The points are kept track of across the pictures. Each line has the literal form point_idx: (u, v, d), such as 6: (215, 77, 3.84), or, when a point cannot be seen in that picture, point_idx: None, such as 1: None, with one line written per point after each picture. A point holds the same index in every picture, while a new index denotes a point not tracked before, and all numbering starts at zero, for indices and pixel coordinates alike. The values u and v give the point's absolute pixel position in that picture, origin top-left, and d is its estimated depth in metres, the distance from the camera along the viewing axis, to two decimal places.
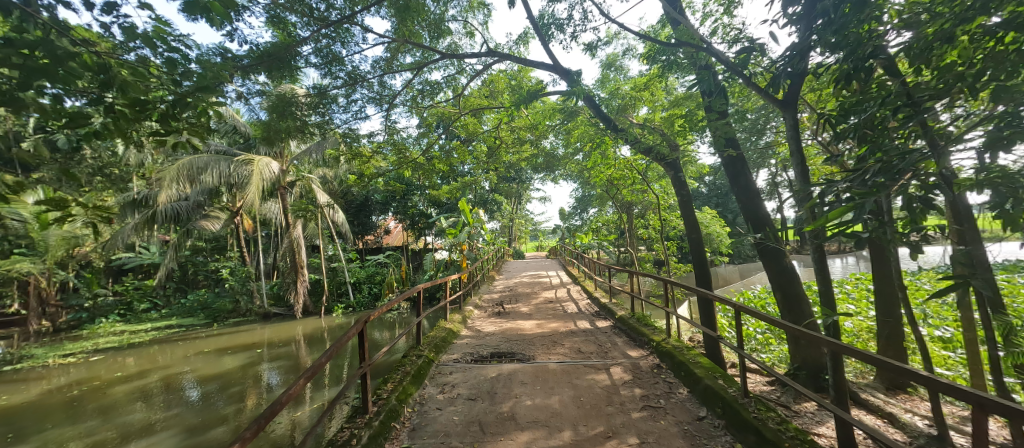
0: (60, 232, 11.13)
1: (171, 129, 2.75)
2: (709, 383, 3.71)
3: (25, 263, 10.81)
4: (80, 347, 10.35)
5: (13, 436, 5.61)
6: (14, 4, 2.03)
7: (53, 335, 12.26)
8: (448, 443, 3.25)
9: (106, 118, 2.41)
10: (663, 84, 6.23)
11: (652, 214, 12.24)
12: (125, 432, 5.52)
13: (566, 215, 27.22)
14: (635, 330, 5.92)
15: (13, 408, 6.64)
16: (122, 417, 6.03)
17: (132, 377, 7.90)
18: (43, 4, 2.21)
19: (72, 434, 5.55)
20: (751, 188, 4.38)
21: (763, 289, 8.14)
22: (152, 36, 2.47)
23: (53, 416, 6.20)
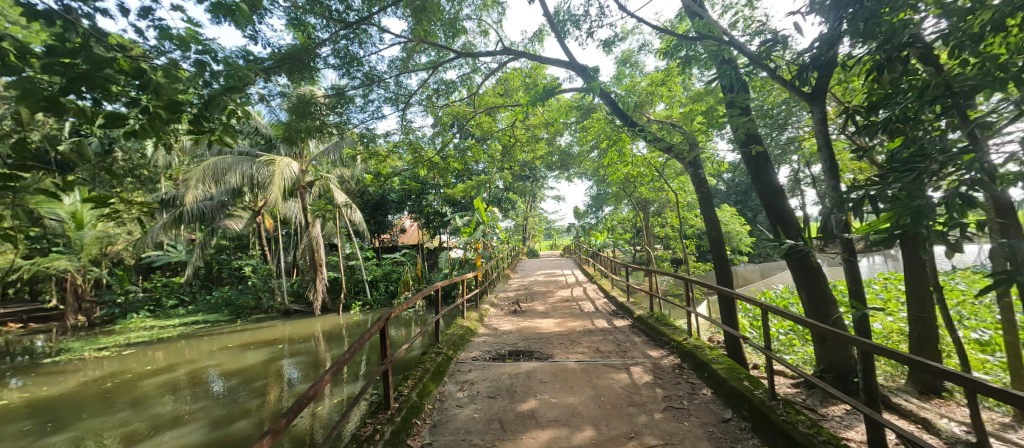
0: (93, 231, 11.59)
1: (202, 130, 2.85)
2: (734, 384, 3.64)
3: (61, 261, 11.29)
4: (113, 342, 10.76)
5: (52, 426, 5.86)
6: (56, 13, 2.11)
7: (88, 329, 12.79)
8: (469, 440, 3.27)
9: (141, 120, 2.50)
10: (681, 80, 6.12)
11: (670, 211, 12.05)
12: (155, 424, 5.70)
13: (581, 214, 27.06)
14: (654, 329, 5.85)
15: (51, 399, 6.93)
16: (152, 409, 6.23)
17: (161, 371, 8.17)
18: (82, 13, 2.26)
19: (105, 425, 5.76)
20: (774, 185, 4.26)
21: (785, 289, 7.95)
22: (182, 39, 2.55)
23: (89, 407, 6.46)
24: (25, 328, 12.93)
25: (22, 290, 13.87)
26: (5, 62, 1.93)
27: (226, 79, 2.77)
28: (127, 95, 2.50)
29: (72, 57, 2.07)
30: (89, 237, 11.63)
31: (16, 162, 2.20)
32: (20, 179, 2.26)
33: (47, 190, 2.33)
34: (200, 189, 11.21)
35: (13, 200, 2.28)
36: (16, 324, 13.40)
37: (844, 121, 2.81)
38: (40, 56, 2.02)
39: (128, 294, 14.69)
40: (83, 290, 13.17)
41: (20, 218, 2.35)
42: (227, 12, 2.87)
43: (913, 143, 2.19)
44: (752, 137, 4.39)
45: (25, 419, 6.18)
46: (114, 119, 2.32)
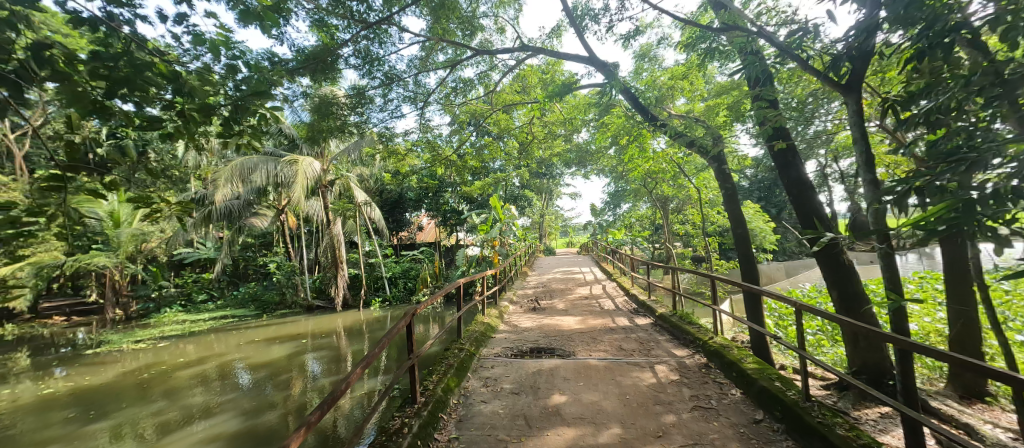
0: (129, 229, 12.12)
1: (234, 132, 2.95)
2: (764, 384, 3.56)
3: (100, 258, 11.79)
4: (149, 334, 11.24)
5: (95, 413, 6.17)
6: (101, 19, 2.20)
7: (126, 323, 13.38)
8: (496, 435, 3.30)
9: (175, 122, 2.60)
10: (703, 73, 5.98)
11: (691, 208, 11.79)
12: (187, 414, 5.92)
13: (597, 211, 26.84)
14: (677, 327, 5.76)
15: (92, 388, 7.28)
16: (185, 400, 6.48)
17: (192, 364, 8.48)
18: (124, 20, 2.34)
19: (141, 414, 6.01)
20: (803, 181, 4.13)
21: (813, 288, 7.73)
22: (214, 44, 2.62)
23: (129, 396, 6.77)
24: (69, 321, 13.63)
25: (66, 285, 14.63)
26: (54, 68, 2.03)
27: (255, 84, 2.84)
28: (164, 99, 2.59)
29: (114, 62, 2.17)
30: (125, 235, 12.15)
31: (66, 164, 2.32)
32: (68, 180, 2.37)
33: (92, 191, 2.43)
34: (228, 188, 11.56)
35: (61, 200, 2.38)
36: (61, 316, 14.17)
37: (880, 112, 2.70)
38: (84, 63, 2.13)
39: (162, 289, 15.41)
40: (120, 286, 13.79)
41: (70, 217, 2.47)
42: (253, 18, 2.94)
43: (957, 134, 2.09)
44: (779, 131, 4.28)
45: (68, 407, 6.49)
46: (151, 122, 2.41)
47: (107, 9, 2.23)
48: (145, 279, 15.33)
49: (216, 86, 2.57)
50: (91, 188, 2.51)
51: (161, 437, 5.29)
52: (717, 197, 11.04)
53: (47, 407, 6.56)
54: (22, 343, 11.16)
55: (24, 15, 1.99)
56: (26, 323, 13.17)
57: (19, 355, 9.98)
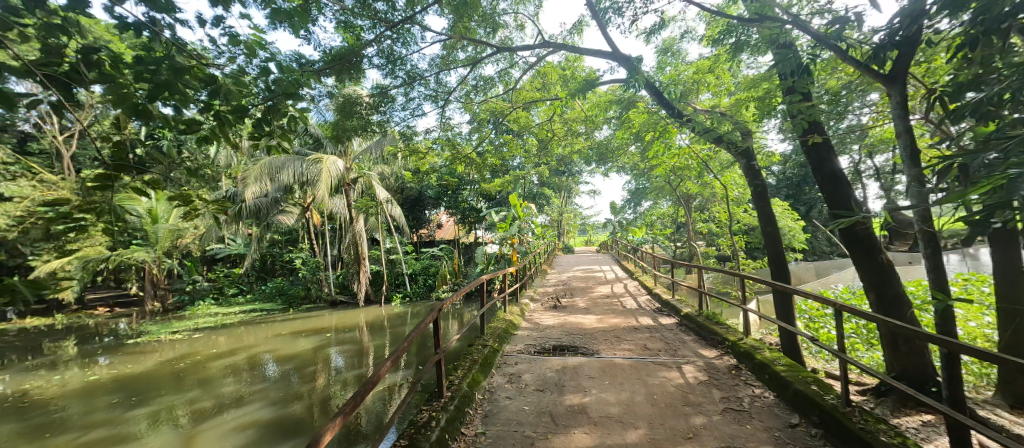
0: (166, 225, 12.67)
1: (268, 132, 3.03)
2: (800, 388, 3.47)
3: (139, 252, 12.36)
4: (185, 326, 11.74)
5: (137, 399, 6.49)
6: (145, 24, 2.30)
7: (163, 315, 14.02)
8: (522, 432, 3.32)
9: (212, 124, 2.69)
10: (730, 66, 5.80)
11: (717, 206, 11.47)
12: (220, 402, 6.16)
13: (617, 209, 26.55)
14: (704, 327, 5.64)
15: (133, 376, 7.64)
16: (219, 389, 6.74)
17: (225, 355, 8.80)
18: (166, 24, 2.43)
19: (178, 402, 6.28)
20: (839, 175, 3.97)
21: (845, 289, 7.45)
22: (249, 45, 2.71)
23: (167, 384, 7.10)
24: (112, 313, 14.37)
25: (110, 278, 15.43)
26: (102, 71, 2.13)
27: (288, 85, 2.92)
28: (203, 102, 2.69)
29: (152, 66, 2.26)
30: (163, 231, 12.68)
31: (116, 165, 2.42)
32: (115, 179, 2.46)
33: (137, 190, 2.52)
34: (257, 186, 11.91)
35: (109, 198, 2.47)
36: (105, 307, 14.98)
37: (926, 104, 2.58)
38: (130, 67, 2.23)
39: (196, 283, 16.16)
40: (158, 279, 14.45)
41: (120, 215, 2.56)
42: (286, 18, 3.02)
43: (1013, 125, 1.97)
44: (813, 125, 4.13)
45: (112, 393, 6.84)
46: (190, 123, 2.51)
47: (149, 14, 2.32)
48: (181, 273, 15.99)
49: (250, 87, 2.65)
50: (138, 188, 2.60)
51: (197, 424, 5.51)
52: (743, 194, 10.76)
53: (92, 392, 6.92)
54: (71, 332, 11.82)
55: (75, 22, 2.09)
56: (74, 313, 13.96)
57: (67, 343, 10.58)
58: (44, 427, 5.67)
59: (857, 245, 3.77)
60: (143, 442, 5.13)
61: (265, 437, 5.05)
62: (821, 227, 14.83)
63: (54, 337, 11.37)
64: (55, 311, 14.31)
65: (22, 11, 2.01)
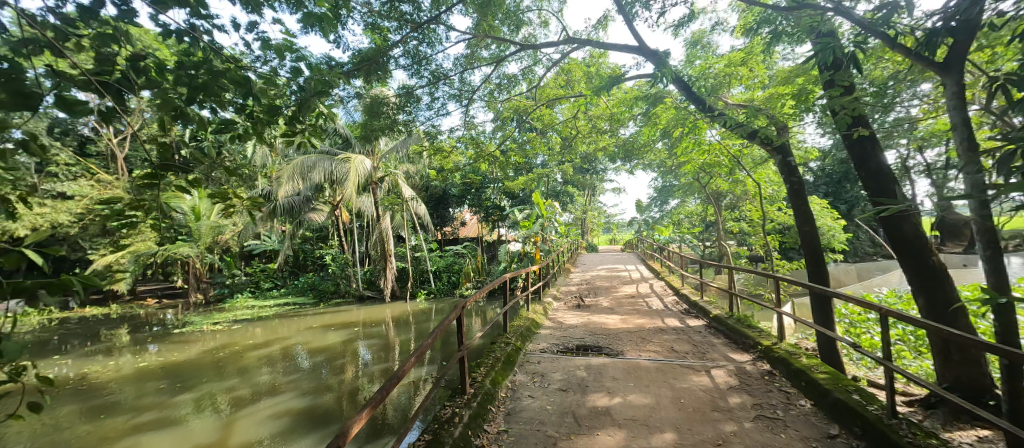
0: (209, 222, 13.11)
1: (296, 130, 3.06)
2: (840, 396, 3.29)
3: (185, 248, 12.95)
4: (224, 317, 12.22)
5: (181, 385, 6.78)
6: (185, 30, 2.38)
7: (205, 307, 14.68)
8: (545, 431, 3.26)
9: (246, 124, 2.76)
10: (766, 58, 5.52)
11: (749, 204, 11.05)
12: (256, 391, 6.34)
13: (643, 207, 26.08)
14: (735, 330, 5.44)
15: (177, 364, 7.98)
16: (255, 378, 6.95)
17: (261, 346, 9.08)
18: (204, 30, 2.50)
19: (219, 389, 6.52)
20: (884, 171, 3.74)
21: (889, 292, 7.04)
22: (279, 48, 2.74)
23: (209, 372, 7.39)
24: (159, 304, 15.15)
25: (156, 271, 16.27)
26: (149, 77, 2.21)
27: (316, 86, 2.93)
28: (237, 104, 2.76)
29: (193, 71, 2.34)
30: (206, 228, 13.16)
31: (159, 163, 2.46)
32: (161, 179, 2.51)
33: (180, 189, 2.57)
34: (289, 186, 12.25)
35: (156, 198, 2.51)
36: (153, 299, 15.80)
37: (987, 94, 2.38)
38: (173, 73, 2.31)
39: (235, 277, 16.86)
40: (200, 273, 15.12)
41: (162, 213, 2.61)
42: (317, 21, 3.03)
43: None
44: (858, 119, 3.90)
45: (160, 379, 7.17)
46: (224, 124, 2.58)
47: (190, 20, 2.38)
48: (220, 268, 16.68)
49: (281, 88, 2.68)
50: (181, 186, 2.64)
51: (236, 410, 5.71)
52: (778, 192, 10.33)
53: (143, 377, 7.27)
54: (124, 321, 12.50)
55: (124, 30, 2.17)
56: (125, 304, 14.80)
57: (121, 331, 11.18)
58: (100, 409, 5.99)
59: (901, 243, 3.54)
60: (187, 426, 5.35)
61: (299, 426, 5.17)
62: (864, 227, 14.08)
63: (109, 325, 12.05)
64: (109, 302, 15.21)
65: (77, 22, 2.09)
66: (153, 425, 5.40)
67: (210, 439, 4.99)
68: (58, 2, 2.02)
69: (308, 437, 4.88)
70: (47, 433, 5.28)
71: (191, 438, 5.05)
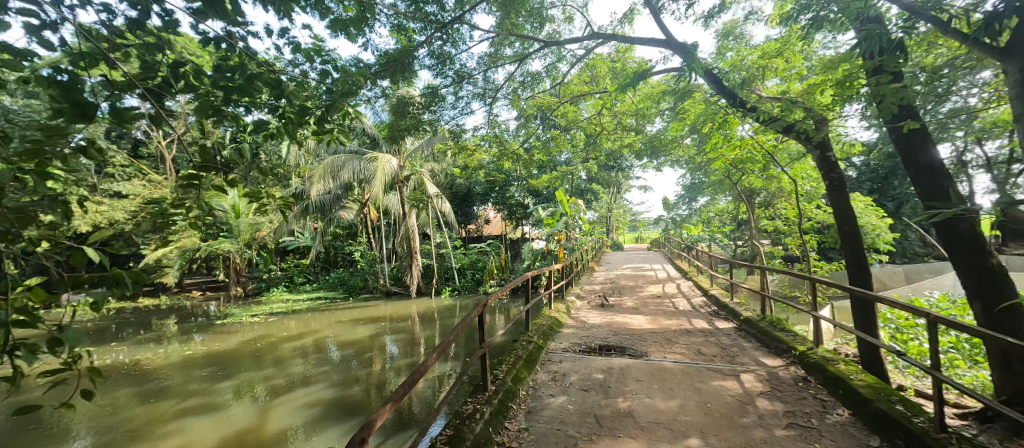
0: (247, 219, 13.56)
1: (321, 129, 3.06)
2: (882, 407, 3.07)
3: (225, 243, 13.51)
4: (261, 309, 12.66)
5: (223, 373, 7.03)
6: (221, 35, 2.43)
7: (244, 300, 15.30)
8: (565, 431, 3.18)
9: (278, 124, 2.80)
10: (805, 48, 5.19)
11: (784, 202, 10.58)
12: (291, 380, 6.49)
13: (671, 205, 25.50)
14: (767, 333, 5.21)
15: (218, 353, 8.26)
16: (290, 368, 7.13)
17: (294, 338, 9.32)
18: (239, 37, 2.54)
19: (257, 377, 6.71)
20: (936, 166, 3.47)
21: (942, 297, 6.59)
22: (309, 52, 2.77)
23: (246, 361, 7.62)
24: (202, 297, 15.86)
25: (200, 266, 17.06)
26: (189, 81, 2.25)
27: (342, 88, 2.93)
28: (270, 104, 2.80)
29: (230, 74, 2.39)
30: (244, 225, 13.62)
31: (199, 164, 2.41)
32: (200, 179, 2.50)
33: (219, 189, 2.54)
34: (320, 184, 12.52)
35: (198, 196, 2.51)
36: (196, 293, 16.56)
37: None
38: (212, 77, 2.37)
39: (270, 272, 17.47)
40: (240, 268, 15.75)
41: (200, 210, 2.62)
42: (344, 26, 3.03)
43: None
44: (907, 111, 3.65)
45: (205, 367, 7.45)
46: (257, 124, 2.62)
47: (227, 28, 2.41)
48: (257, 263, 17.32)
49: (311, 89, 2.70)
50: (217, 182, 2.65)
51: (272, 398, 5.85)
52: (816, 189, 9.85)
53: (188, 365, 7.57)
54: (172, 311, 13.18)
55: (168, 40, 2.22)
56: (172, 296, 15.58)
57: (169, 321, 11.76)
58: (151, 393, 6.27)
59: (959, 245, 3.27)
60: (228, 411, 5.52)
61: (329, 415, 5.24)
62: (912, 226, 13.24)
63: (160, 315, 12.68)
64: (158, 293, 16.07)
65: (126, 32, 2.14)
66: (197, 410, 5.60)
67: (248, 425, 5.13)
68: (108, 15, 2.06)
69: (337, 427, 4.94)
70: (105, 414, 5.56)
71: (232, 423, 5.20)
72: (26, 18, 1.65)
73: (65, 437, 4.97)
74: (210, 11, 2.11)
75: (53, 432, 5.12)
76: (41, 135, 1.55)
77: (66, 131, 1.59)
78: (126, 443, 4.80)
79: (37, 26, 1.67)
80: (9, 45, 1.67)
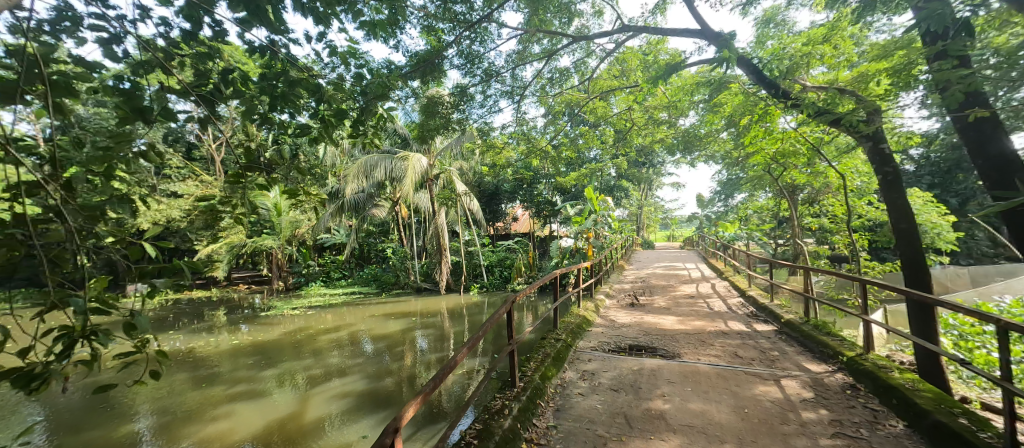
0: (288, 217, 14.06)
1: (356, 132, 3.07)
2: (942, 419, 2.83)
3: (268, 240, 14.09)
4: (301, 303, 13.13)
5: (266, 362, 7.29)
6: (264, 43, 2.50)
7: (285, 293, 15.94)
8: (594, 430, 3.09)
9: (317, 127, 2.84)
10: (857, 32, 4.81)
11: (831, 198, 10.00)
12: (328, 371, 6.66)
13: (705, 202, 24.73)
14: (811, 337, 4.92)
15: (263, 343, 8.59)
16: (327, 359, 7.31)
17: (331, 330, 9.57)
18: (281, 44, 2.60)
19: (298, 367, 6.92)
20: (1009, 158, 3.15)
21: (1013, 301, 6.02)
22: (344, 55, 2.78)
23: (287, 351, 7.89)
24: (248, 290, 16.65)
25: (245, 261, 17.85)
26: (236, 86, 2.36)
27: (375, 91, 2.93)
28: (309, 108, 2.85)
29: (275, 81, 2.56)
30: (285, 223, 14.12)
31: (245, 164, 2.47)
32: (246, 178, 2.53)
33: (263, 188, 2.59)
34: (354, 184, 12.78)
35: (243, 195, 2.56)
36: (242, 286, 17.40)
37: None
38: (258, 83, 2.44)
39: (309, 268, 18.09)
40: (281, 263, 16.39)
41: (242, 207, 2.67)
42: (374, 27, 3.02)
43: None
44: (976, 97, 3.34)
45: (250, 355, 7.76)
46: (298, 128, 2.68)
47: (270, 35, 2.50)
48: (297, 258, 17.99)
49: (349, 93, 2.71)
50: (258, 181, 2.71)
51: (311, 387, 6.01)
52: (866, 185, 9.24)
53: (236, 353, 7.91)
54: (221, 303, 13.89)
55: (218, 49, 2.37)
56: (220, 289, 16.38)
57: (219, 311, 12.38)
58: (203, 378, 6.58)
59: None
60: (271, 397, 5.72)
61: (363, 406, 5.33)
62: (977, 224, 12.18)
63: (211, 306, 13.37)
64: (209, 286, 17.00)
65: (181, 43, 2.30)
66: (243, 396, 5.83)
67: (289, 411, 5.29)
68: (166, 28, 2.25)
69: (371, 417, 5.01)
70: (164, 396, 5.88)
71: (275, 409, 5.38)
72: (98, 33, 1.91)
73: (128, 416, 5.28)
74: (254, 19, 2.25)
75: (119, 410, 5.46)
76: (111, 142, 1.67)
77: (131, 137, 1.72)
78: (180, 423, 5.05)
79: (106, 38, 1.93)
80: (82, 58, 1.85)
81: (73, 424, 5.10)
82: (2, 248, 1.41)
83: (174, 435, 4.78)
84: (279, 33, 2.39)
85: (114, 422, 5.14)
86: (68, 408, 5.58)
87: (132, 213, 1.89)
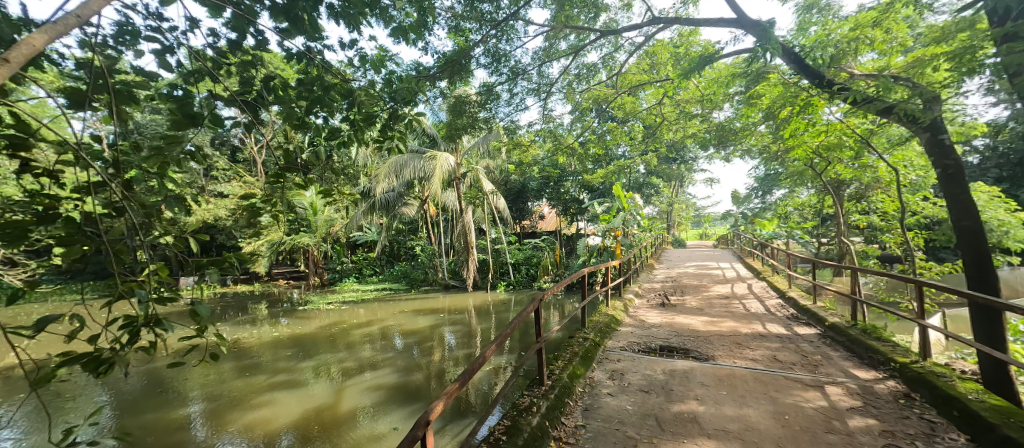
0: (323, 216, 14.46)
1: (383, 134, 3.07)
2: (1012, 433, 2.58)
3: (304, 238, 14.56)
4: (335, 298, 13.53)
5: (303, 354, 7.49)
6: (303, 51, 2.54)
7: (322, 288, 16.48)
8: (624, 432, 2.98)
9: (348, 131, 2.85)
10: (913, 15, 4.45)
11: (880, 194, 9.40)
12: (361, 364, 6.77)
13: (740, 200, 23.78)
14: (858, 342, 4.63)
15: (300, 336, 8.85)
16: (360, 352, 7.45)
17: (363, 325, 9.76)
18: (317, 51, 2.63)
19: (332, 359, 7.07)
20: None
21: None
22: (375, 62, 2.78)
23: (323, 344, 8.09)
24: (287, 285, 17.32)
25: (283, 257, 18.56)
26: (277, 93, 2.40)
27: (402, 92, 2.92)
28: (342, 113, 2.87)
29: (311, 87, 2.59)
30: (320, 221, 14.54)
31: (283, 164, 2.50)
32: (284, 178, 2.57)
33: (298, 187, 2.61)
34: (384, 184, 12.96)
35: (280, 194, 2.60)
36: (281, 281, 18.11)
37: None
38: (296, 88, 2.47)
39: (342, 264, 18.61)
40: (317, 260, 16.91)
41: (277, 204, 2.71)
42: (405, 32, 3.01)
43: None
44: None
45: (289, 347, 8.00)
46: (332, 132, 2.70)
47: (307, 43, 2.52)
48: (332, 255, 18.54)
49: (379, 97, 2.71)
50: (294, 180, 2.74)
51: (346, 379, 6.12)
52: (922, 179, 8.60)
53: (276, 345, 8.18)
54: (263, 297, 14.51)
55: (261, 57, 2.41)
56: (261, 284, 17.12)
57: (261, 305, 12.92)
58: (247, 367, 6.83)
59: None
60: (309, 388, 5.86)
61: (394, 399, 5.38)
62: None
63: (254, 299, 13.98)
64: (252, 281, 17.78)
65: (227, 53, 2.35)
66: (283, 385, 5.99)
67: (325, 402, 5.40)
68: (214, 38, 2.30)
69: (402, 410, 5.05)
70: (212, 383, 6.13)
71: (312, 399, 5.51)
72: (152, 44, 1.96)
73: (181, 400, 5.52)
74: (294, 29, 2.27)
75: (172, 395, 5.72)
76: (163, 144, 1.71)
77: (182, 140, 1.76)
78: (226, 409, 5.24)
79: (161, 49, 1.98)
80: (141, 68, 1.88)
81: (131, 407, 5.39)
82: (78, 244, 1.46)
83: (220, 420, 4.97)
84: (317, 42, 2.42)
85: (167, 406, 5.39)
86: (127, 391, 5.92)
87: (183, 211, 1.95)
